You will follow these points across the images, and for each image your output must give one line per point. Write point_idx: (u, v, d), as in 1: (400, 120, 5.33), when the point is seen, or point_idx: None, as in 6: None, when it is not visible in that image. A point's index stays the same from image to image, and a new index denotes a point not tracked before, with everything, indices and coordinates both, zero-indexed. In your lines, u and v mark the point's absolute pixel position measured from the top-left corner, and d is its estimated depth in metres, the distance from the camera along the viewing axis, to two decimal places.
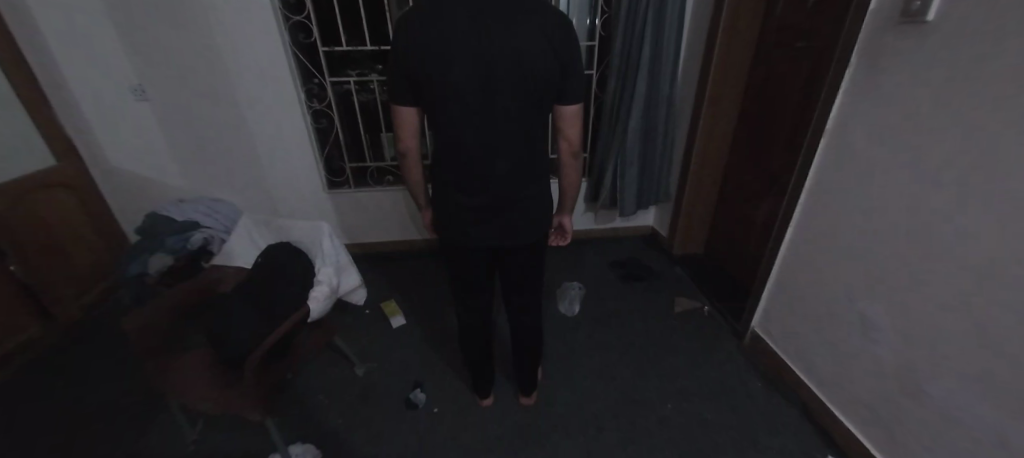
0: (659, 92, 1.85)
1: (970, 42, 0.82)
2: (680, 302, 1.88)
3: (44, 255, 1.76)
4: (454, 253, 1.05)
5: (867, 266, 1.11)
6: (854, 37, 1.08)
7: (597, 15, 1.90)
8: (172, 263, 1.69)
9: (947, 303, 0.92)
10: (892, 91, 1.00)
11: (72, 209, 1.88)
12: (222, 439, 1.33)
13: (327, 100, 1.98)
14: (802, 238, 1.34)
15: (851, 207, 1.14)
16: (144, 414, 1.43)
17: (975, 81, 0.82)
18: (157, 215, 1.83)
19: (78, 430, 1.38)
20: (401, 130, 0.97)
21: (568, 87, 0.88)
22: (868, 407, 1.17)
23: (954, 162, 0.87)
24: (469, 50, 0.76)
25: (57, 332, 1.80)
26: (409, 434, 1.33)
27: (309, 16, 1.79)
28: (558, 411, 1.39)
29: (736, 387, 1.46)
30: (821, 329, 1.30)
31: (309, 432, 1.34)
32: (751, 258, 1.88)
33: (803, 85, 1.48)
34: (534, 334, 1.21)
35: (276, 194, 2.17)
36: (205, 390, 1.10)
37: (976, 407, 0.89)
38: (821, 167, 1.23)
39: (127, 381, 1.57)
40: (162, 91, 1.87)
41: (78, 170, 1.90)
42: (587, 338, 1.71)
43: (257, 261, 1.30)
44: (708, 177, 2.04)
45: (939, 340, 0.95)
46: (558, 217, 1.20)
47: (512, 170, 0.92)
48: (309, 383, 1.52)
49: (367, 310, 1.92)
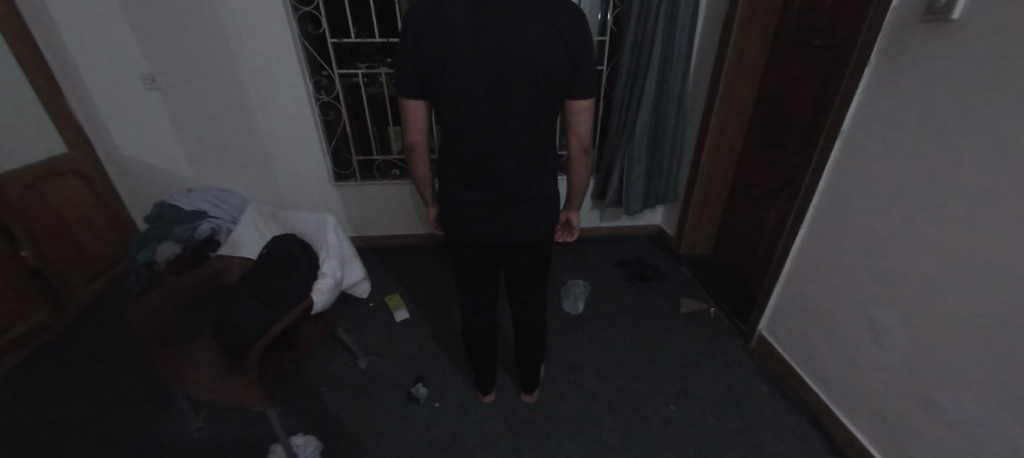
0: (669, 90, 1.83)
1: (998, 43, 0.79)
2: (686, 303, 1.86)
3: (56, 241, 1.78)
4: (459, 249, 1.04)
5: (881, 272, 1.08)
6: (874, 35, 1.04)
7: (609, 10, 1.87)
8: (179, 251, 1.70)
9: (962, 311, 0.90)
10: (912, 92, 0.97)
11: (83, 197, 1.90)
12: (226, 427, 1.34)
13: (335, 92, 1.97)
14: (814, 242, 1.31)
15: (865, 211, 1.12)
16: (151, 401, 1.45)
17: (999, 82, 0.79)
18: (166, 204, 1.84)
19: (85, 415, 1.40)
20: (408, 124, 0.96)
21: (580, 81, 0.86)
22: (876, 415, 1.15)
23: (974, 166, 0.85)
24: (478, 44, 0.75)
25: (68, 318, 1.82)
26: (410, 428, 1.33)
27: (318, 8, 1.78)
28: (560, 410, 1.39)
29: (740, 391, 1.44)
30: (830, 335, 1.27)
31: (311, 423, 1.35)
32: (760, 260, 1.85)
33: (819, 85, 1.45)
34: (538, 331, 1.21)
35: (283, 185, 2.18)
36: (207, 379, 1.11)
37: (989, 420, 0.87)
38: (835, 169, 1.20)
39: (135, 368, 1.59)
40: (172, 81, 1.88)
41: (89, 157, 1.91)
42: (591, 337, 1.70)
43: (263, 253, 1.31)
44: (719, 177, 2.01)
45: (952, 349, 0.93)
46: (566, 213, 1.18)
47: (520, 166, 0.91)
48: (312, 375, 1.53)
49: (372, 304, 1.92)
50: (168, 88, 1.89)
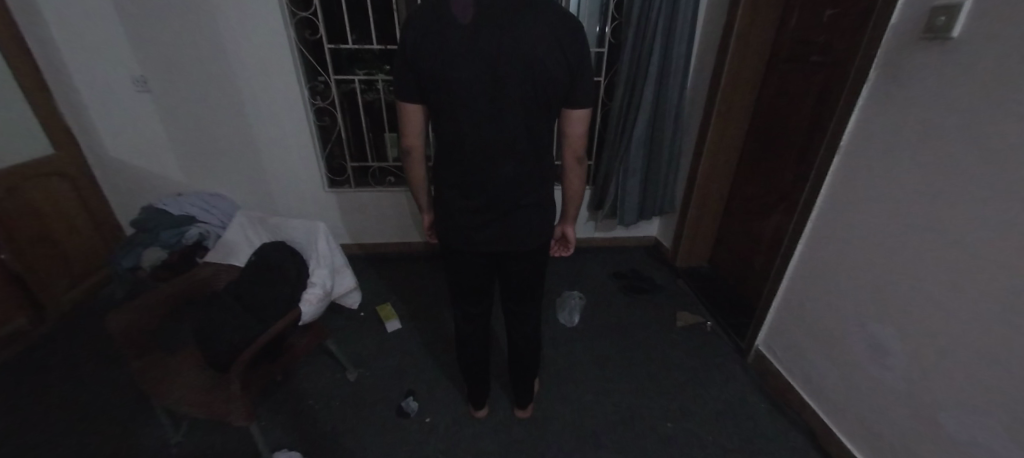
0: (667, 102, 1.83)
1: (993, 64, 0.80)
2: (682, 316, 1.84)
3: (37, 246, 1.73)
4: (454, 259, 1.01)
5: (880, 291, 1.07)
6: (872, 54, 1.05)
7: (608, 22, 1.88)
8: (165, 257, 1.67)
9: (960, 331, 0.88)
10: (908, 111, 0.97)
11: (67, 200, 1.85)
12: (206, 442, 1.28)
13: (330, 98, 1.96)
14: (811, 258, 1.30)
15: (863, 224, 1.11)
16: (128, 414, 1.38)
17: (999, 97, 0.79)
18: (154, 209, 1.80)
19: (56, 429, 1.33)
20: (404, 131, 0.94)
21: (577, 91, 0.84)
22: (874, 434, 1.12)
23: (973, 185, 0.84)
24: (476, 53, 0.74)
25: (47, 324, 1.76)
26: (398, 443, 1.29)
27: (316, 13, 1.78)
28: (554, 426, 1.35)
29: (738, 407, 1.41)
30: (829, 353, 1.25)
31: (295, 439, 1.29)
32: (756, 274, 1.84)
33: (815, 101, 1.46)
34: (532, 345, 1.18)
35: (275, 190, 2.14)
36: (186, 391, 1.06)
37: (993, 442, 0.84)
38: (833, 187, 1.19)
39: (115, 377, 1.53)
40: (164, 84, 1.85)
41: (75, 159, 1.87)
42: (586, 351, 1.67)
43: (252, 259, 1.28)
44: (716, 189, 2.01)
45: (953, 370, 0.91)
46: (561, 228, 1.15)
47: (516, 174, 0.89)
48: (299, 388, 1.48)
49: (364, 314, 1.89)
50: (160, 91, 1.87)
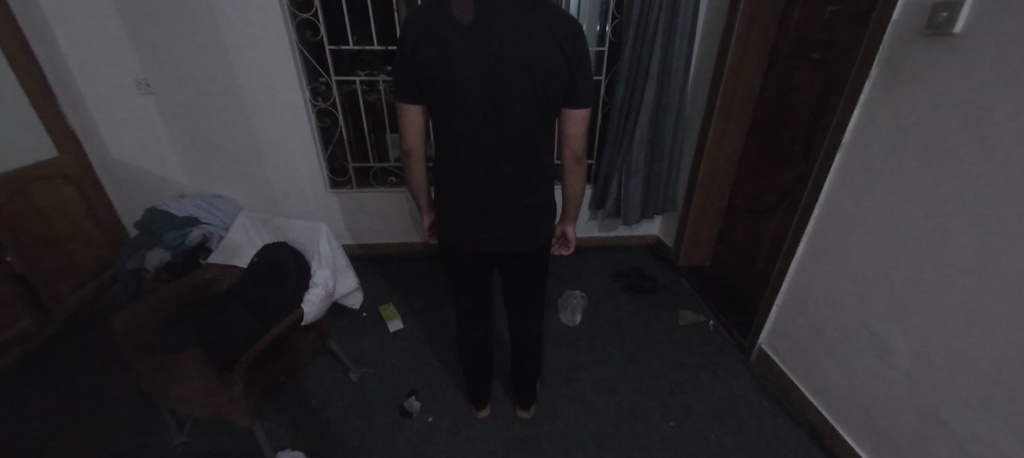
0: (668, 101, 1.82)
1: (996, 60, 0.79)
2: (684, 316, 1.83)
3: (42, 249, 1.74)
4: (455, 259, 1.02)
5: (882, 289, 1.06)
6: (874, 51, 1.04)
7: (608, 22, 1.88)
8: (169, 258, 1.69)
9: (962, 328, 0.88)
10: (910, 108, 0.96)
11: (71, 202, 1.86)
12: (209, 442, 1.29)
13: (331, 99, 1.97)
14: (814, 256, 1.29)
15: (866, 221, 1.10)
16: (133, 415, 1.39)
17: (1002, 94, 0.79)
18: (156, 210, 1.81)
19: (61, 430, 1.34)
20: (405, 131, 0.94)
21: (577, 91, 0.84)
22: (876, 433, 1.12)
23: (976, 182, 0.84)
24: (475, 53, 0.74)
25: (54, 325, 1.78)
26: (400, 442, 1.29)
27: (316, 15, 1.78)
28: (557, 425, 1.35)
29: (740, 405, 1.41)
30: (832, 351, 1.25)
31: (299, 439, 1.30)
32: (759, 271, 1.84)
33: (817, 99, 1.46)
34: (533, 344, 1.18)
35: (277, 191, 2.15)
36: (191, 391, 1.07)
37: (995, 439, 0.84)
38: (835, 185, 1.19)
39: (120, 378, 1.54)
40: (166, 86, 1.86)
41: (79, 162, 1.88)
42: (587, 350, 1.67)
43: (254, 261, 1.28)
44: (717, 188, 2.00)
45: (955, 367, 0.90)
46: (561, 227, 1.15)
47: (516, 174, 0.89)
48: (302, 387, 1.48)
49: (366, 314, 1.89)
50: (163, 93, 1.88)
